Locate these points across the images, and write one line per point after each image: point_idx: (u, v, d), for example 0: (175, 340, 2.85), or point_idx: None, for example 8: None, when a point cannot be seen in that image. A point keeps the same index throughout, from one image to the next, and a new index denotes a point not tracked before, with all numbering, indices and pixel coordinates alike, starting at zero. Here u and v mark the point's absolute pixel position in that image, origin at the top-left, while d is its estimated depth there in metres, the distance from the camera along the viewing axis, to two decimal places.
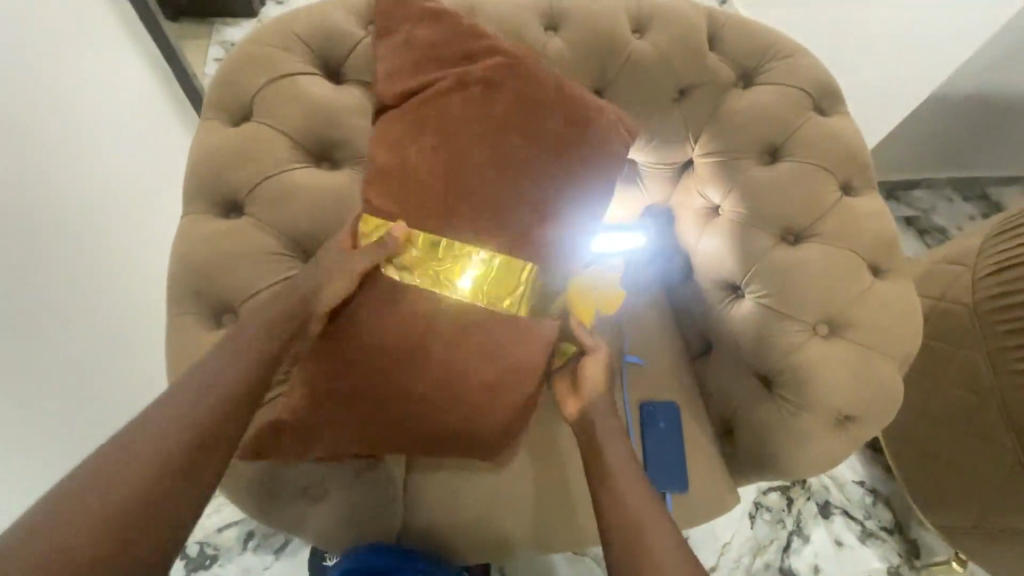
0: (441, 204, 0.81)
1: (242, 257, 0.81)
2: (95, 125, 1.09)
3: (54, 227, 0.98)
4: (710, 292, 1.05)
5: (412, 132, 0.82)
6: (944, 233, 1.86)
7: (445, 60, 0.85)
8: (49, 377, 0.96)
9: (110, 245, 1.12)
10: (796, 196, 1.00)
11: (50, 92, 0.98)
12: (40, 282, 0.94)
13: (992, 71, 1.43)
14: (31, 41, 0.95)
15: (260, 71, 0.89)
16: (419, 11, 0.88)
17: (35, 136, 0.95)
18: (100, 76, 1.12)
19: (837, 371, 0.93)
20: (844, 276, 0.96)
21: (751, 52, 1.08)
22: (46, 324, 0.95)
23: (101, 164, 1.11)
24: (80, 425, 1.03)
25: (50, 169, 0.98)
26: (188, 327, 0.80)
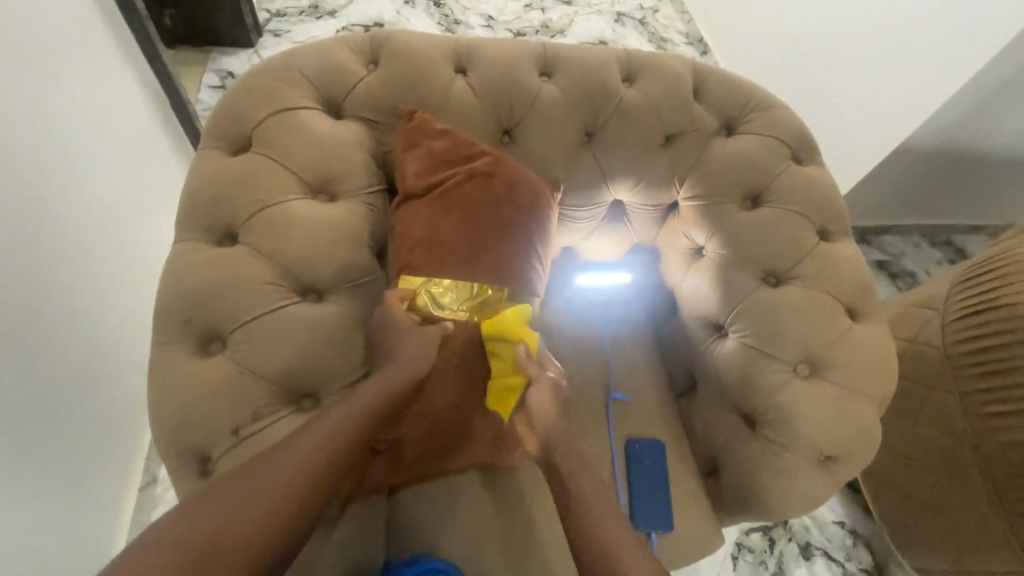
0: (441, 273, 0.83)
1: (235, 284, 0.80)
2: (86, 145, 1.09)
3: (38, 248, 0.96)
4: (696, 330, 1.08)
5: (436, 218, 0.85)
6: (914, 277, 1.94)
7: (461, 158, 0.90)
8: (43, 382, 0.97)
9: (90, 272, 1.10)
10: (777, 239, 1.04)
11: (41, 113, 0.98)
12: (39, 291, 0.96)
13: (954, 127, 1.54)
14: (31, 62, 0.96)
15: (264, 104, 0.91)
16: (432, 131, 0.92)
17: (33, 154, 0.96)
18: (96, 96, 1.14)
19: (821, 413, 0.94)
20: (822, 318, 0.99)
21: (733, 103, 1.15)
22: (42, 330, 0.97)
23: (102, 180, 1.14)
24: (69, 436, 1.03)
25: (57, 182, 1.01)
26: (174, 356, 0.78)
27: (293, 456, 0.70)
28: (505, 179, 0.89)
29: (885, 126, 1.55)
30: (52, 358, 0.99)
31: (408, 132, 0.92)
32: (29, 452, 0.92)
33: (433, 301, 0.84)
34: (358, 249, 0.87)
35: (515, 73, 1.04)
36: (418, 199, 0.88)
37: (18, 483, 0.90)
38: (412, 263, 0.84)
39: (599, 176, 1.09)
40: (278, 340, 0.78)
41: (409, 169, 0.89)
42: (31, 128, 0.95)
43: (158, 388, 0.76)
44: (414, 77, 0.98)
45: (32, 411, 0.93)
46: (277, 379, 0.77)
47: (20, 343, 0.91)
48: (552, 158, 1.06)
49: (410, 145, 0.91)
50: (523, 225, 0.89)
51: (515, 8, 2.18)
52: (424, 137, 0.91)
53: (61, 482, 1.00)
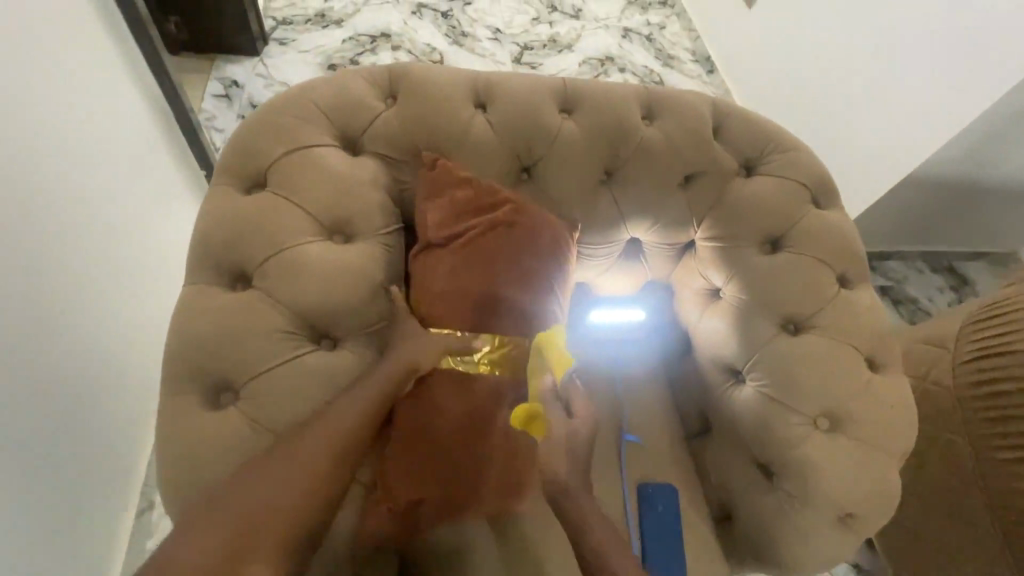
0: (466, 328, 0.82)
1: (246, 333, 0.77)
2: (83, 152, 1.07)
3: (35, 264, 0.94)
4: (712, 375, 1.07)
5: (460, 271, 0.83)
6: (916, 303, 1.94)
7: (483, 208, 0.86)
8: (42, 407, 0.95)
9: (87, 286, 1.08)
10: (797, 286, 1.03)
11: (37, 130, 0.95)
12: (37, 312, 0.94)
13: (962, 160, 1.54)
14: (25, 84, 0.93)
15: (280, 141, 0.89)
16: (455, 178, 0.89)
17: (26, 180, 0.92)
18: (94, 103, 1.11)
19: (840, 469, 0.92)
20: (844, 371, 0.97)
21: (753, 144, 1.13)
22: (40, 354, 0.94)
23: (102, 197, 1.13)
24: (68, 466, 1.01)
25: (54, 201, 0.99)
26: (183, 407, 0.75)
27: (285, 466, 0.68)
28: (529, 230, 0.87)
29: (897, 143, 1.55)
30: (47, 378, 0.96)
31: (432, 178, 0.89)
32: (25, 485, 0.90)
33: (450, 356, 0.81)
34: (374, 294, 0.84)
35: (534, 109, 1.02)
36: (440, 249, 0.85)
37: (10, 520, 0.87)
38: (436, 317, 0.83)
39: (617, 215, 1.07)
40: (292, 393, 0.75)
41: (430, 219, 0.86)
42: (25, 154, 0.92)
43: (166, 441, 0.74)
44: (435, 114, 0.96)
45: (28, 440, 0.91)
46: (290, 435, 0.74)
47: (16, 368, 0.89)
48: (570, 198, 1.04)
49: (433, 194, 0.88)
50: (547, 279, 0.87)
51: (522, 21, 2.16)
52: (446, 186, 0.88)
53: (57, 518, 0.98)
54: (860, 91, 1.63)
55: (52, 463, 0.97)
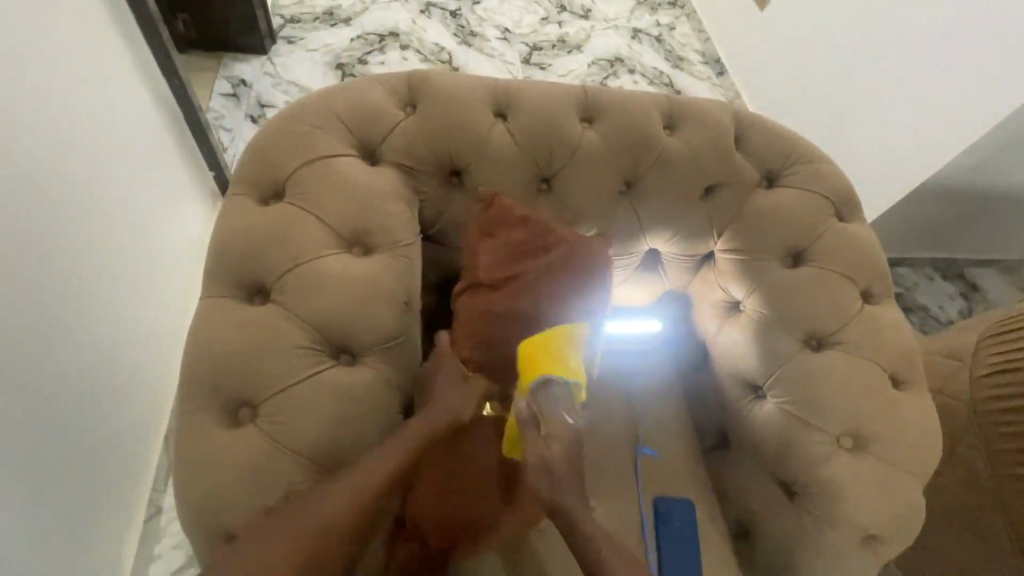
0: (504, 370, 0.83)
1: (266, 349, 0.76)
2: (90, 155, 1.05)
3: (43, 269, 0.92)
4: (732, 389, 1.05)
5: (507, 314, 0.83)
6: (926, 311, 1.90)
7: (538, 256, 0.85)
8: (49, 414, 0.93)
9: (96, 291, 1.06)
10: (820, 301, 1.01)
11: (44, 133, 0.93)
12: (47, 320, 0.93)
13: (978, 168, 1.52)
14: (32, 86, 0.91)
15: (299, 151, 0.87)
16: (513, 217, 0.88)
17: (34, 184, 0.91)
18: (102, 104, 1.09)
19: (864, 489, 0.91)
20: (869, 389, 0.96)
21: (775, 155, 1.11)
22: (49, 363, 0.93)
23: (111, 199, 1.11)
24: (79, 475, 1.00)
25: (63, 206, 0.97)
26: (201, 423, 0.74)
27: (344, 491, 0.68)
28: (580, 281, 0.86)
29: (911, 152, 1.52)
30: (56, 385, 0.94)
31: (490, 215, 0.89)
32: (35, 496, 0.89)
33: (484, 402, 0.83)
34: (394, 308, 0.82)
35: (555, 119, 1.00)
36: (488, 289, 0.84)
37: (19, 531, 0.85)
38: (476, 356, 0.83)
39: (636, 227, 1.06)
40: (312, 411, 0.74)
41: (481, 259, 0.86)
42: (32, 158, 0.90)
43: (184, 459, 0.72)
44: (456, 124, 0.94)
45: (37, 451, 0.89)
46: (310, 453, 0.73)
47: (25, 378, 0.88)
48: (591, 210, 1.02)
49: (487, 235, 0.87)
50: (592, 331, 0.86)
51: (531, 21, 2.14)
52: (503, 228, 0.87)
53: (69, 529, 0.97)
54: (875, 97, 1.61)
55: (62, 471, 0.95)
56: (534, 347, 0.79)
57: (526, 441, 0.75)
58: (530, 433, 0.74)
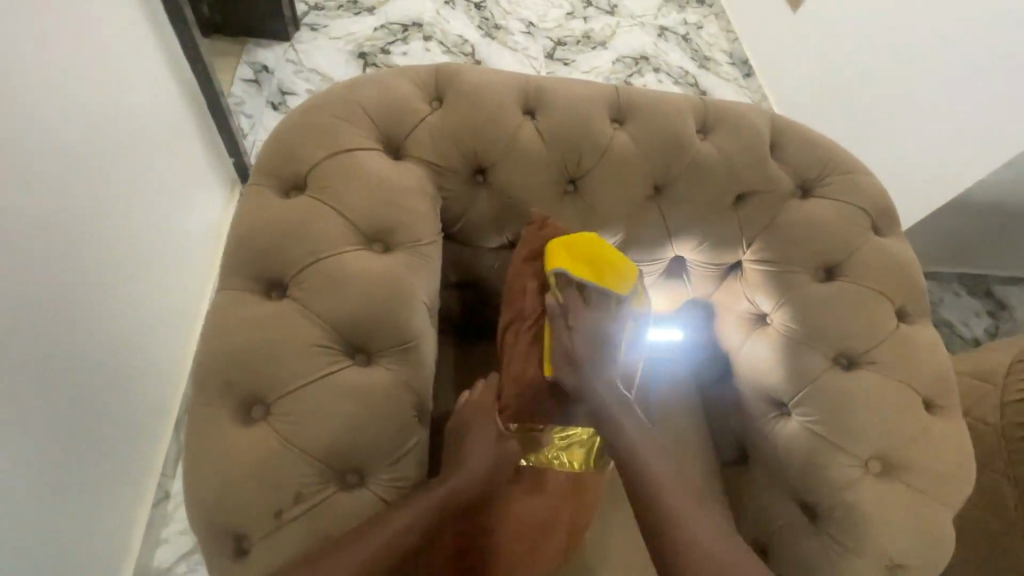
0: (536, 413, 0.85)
1: (280, 345, 0.74)
2: (112, 136, 1.04)
3: (57, 250, 0.91)
4: (755, 404, 1.01)
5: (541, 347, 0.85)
6: (952, 328, 1.84)
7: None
8: (60, 397, 0.92)
9: (113, 274, 1.05)
10: (853, 319, 0.97)
11: (66, 111, 0.92)
12: (61, 306, 0.91)
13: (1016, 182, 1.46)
14: (53, 63, 0.89)
15: (321, 142, 0.85)
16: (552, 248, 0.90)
17: (52, 168, 0.89)
18: (122, 84, 1.07)
19: (894, 518, 0.87)
20: (902, 414, 0.91)
21: (810, 164, 1.07)
22: (63, 350, 0.92)
23: (129, 181, 1.10)
24: (87, 460, 0.99)
25: (80, 190, 0.96)
26: (211, 420, 0.72)
27: (379, 537, 0.67)
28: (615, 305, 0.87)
29: (940, 163, 1.47)
30: (68, 367, 0.93)
31: (532, 245, 0.91)
32: (43, 480, 0.88)
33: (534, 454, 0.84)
34: (414, 307, 0.80)
35: (585, 118, 0.96)
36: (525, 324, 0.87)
37: (24, 514, 0.84)
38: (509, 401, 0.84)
39: (663, 233, 1.03)
40: (325, 411, 0.72)
41: (528, 281, 0.89)
42: (49, 140, 0.89)
43: (194, 455, 0.71)
44: (483, 120, 0.92)
45: (46, 437, 0.89)
46: (322, 456, 0.71)
47: (37, 363, 0.87)
48: (618, 214, 0.99)
49: (536, 256, 0.90)
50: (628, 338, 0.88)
51: (556, 15, 2.10)
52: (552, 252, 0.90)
53: (75, 516, 0.96)
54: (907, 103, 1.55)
55: (68, 456, 0.94)
56: (559, 245, 0.88)
57: (553, 331, 0.84)
58: (556, 324, 0.83)
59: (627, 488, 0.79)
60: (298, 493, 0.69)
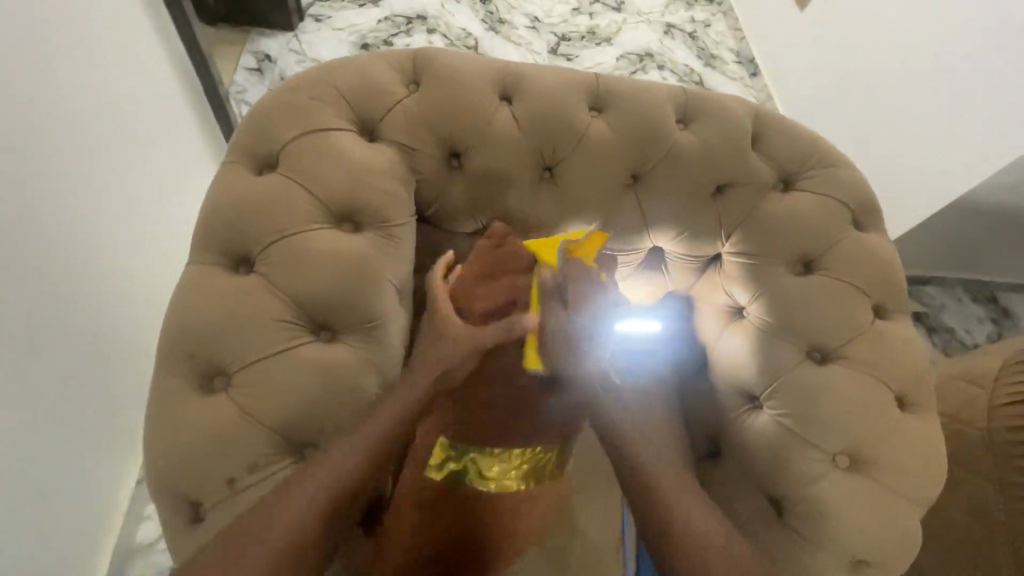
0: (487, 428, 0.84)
1: (243, 319, 0.75)
2: (110, 116, 1.06)
3: (54, 227, 0.94)
4: (728, 397, 1.01)
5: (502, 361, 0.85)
6: (953, 334, 1.81)
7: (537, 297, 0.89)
8: (53, 369, 0.94)
9: (107, 252, 1.07)
10: (829, 312, 0.96)
11: (61, 91, 0.94)
12: (52, 281, 0.93)
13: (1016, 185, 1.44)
14: (47, 41, 0.91)
15: (296, 122, 0.86)
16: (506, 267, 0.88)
17: (41, 147, 0.91)
18: (119, 66, 1.09)
19: (858, 513, 0.87)
20: (872, 409, 0.91)
21: (793, 157, 1.06)
22: (52, 324, 0.94)
23: (130, 163, 1.12)
24: (74, 432, 1.01)
25: (74, 168, 0.98)
26: (175, 389, 0.73)
27: (314, 483, 0.67)
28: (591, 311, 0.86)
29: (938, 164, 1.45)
30: (63, 340, 0.96)
31: (483, 263, 0.87)
32: (32, 448, 0.91)
33: (477, 471, 0.83)
34: (381, 286, 0.81)
35: (562, 105, 0.96)
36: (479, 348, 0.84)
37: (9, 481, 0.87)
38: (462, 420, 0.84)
39: (640, 222, 1.02)
40: (284, 384, 0.73)
41: (479, 301, 0.85)
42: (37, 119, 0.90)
43: (157, 422, 0.72)
44: (459, 104, 0.92)
45: (34, 408, 0.91)
46: (279, 428, 0.72)
47: (31, 336, 0.89)
48: (593, 202, 0.99)
49: (486, 276, 0.87)
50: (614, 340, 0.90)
51: (562, 11, 2.09)
52: (507, 271, 0.88)
53: (61, 485, 0.98)
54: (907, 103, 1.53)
55: (56, 428, 0.96)
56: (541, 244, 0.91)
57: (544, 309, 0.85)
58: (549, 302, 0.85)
59: (624, 485, 0.81)
60: (252, 462, 0.71)
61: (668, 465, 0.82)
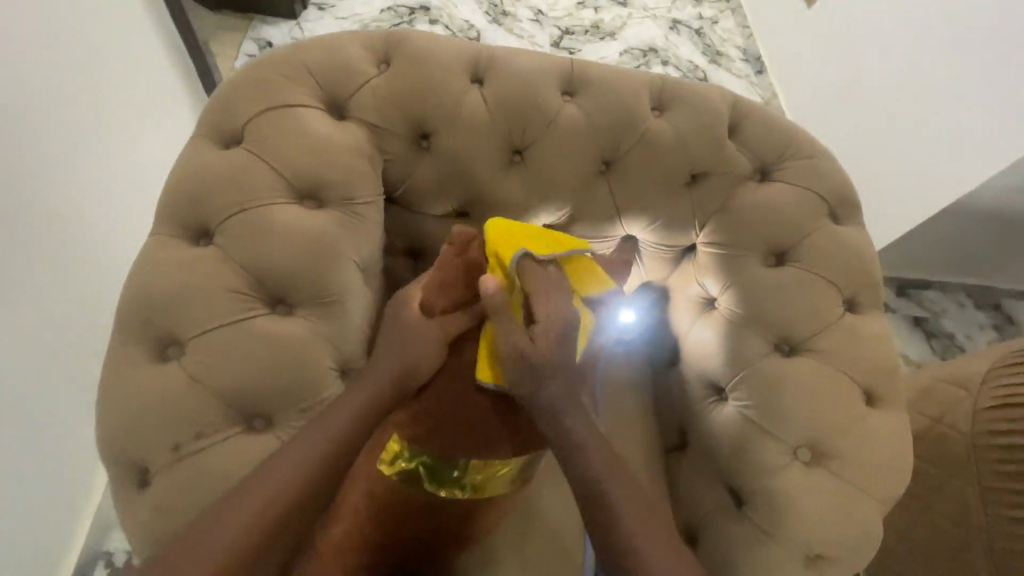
0: (446, 444, 0.78)
1: (198, 288, 0.76)
2: (88, 91, 1.08)
3: (29, 197, 0.96)
4: (695, 387, 1.00)
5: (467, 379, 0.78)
6: (952, 339, 1.78)
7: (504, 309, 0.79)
8: (25, 337, 0.96)
9: (84, 225, 1.09)
10: (798, 303, 0.95)
11: (35, 63, 0.96)
12: (24, 250, 0.95)
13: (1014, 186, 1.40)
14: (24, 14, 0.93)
15: (262, 97, 0.87)
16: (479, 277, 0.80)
17: (10, 117, 0.92)
18: (100, 42, 1.11)
19: (816, 505, 0.86)
20: (837, 401, 0.89)
21: (770, 147, 1.05)
22: (22, 291, 0.95)
23: (106, 138, 1.13)
24: (52, 399, 1.03)
25: (46, 139, 0.99)
26: (130, 356, 0.74)
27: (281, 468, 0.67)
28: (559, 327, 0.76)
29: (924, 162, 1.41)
30: (34, 309, 0.98)
31: (455, 271, 0.79)
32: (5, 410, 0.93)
33: (431, 475, 0.79)
34: (342, 263, 0.82)
35: (533, 88, 0.96)
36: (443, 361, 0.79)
37: None
38: (419, 432, 0.78)
39: (610, 209, 1.01)
40: (235, 354, 0.74)
41: (444, 309, 0.79)
42: (9, 91, 0.91)
43: (109, 387, 0.73)
44: (427, 84, 0.92)
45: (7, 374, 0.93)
46: (228, 396, 0.73)
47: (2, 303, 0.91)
48: (564, 187, 0.98)
49: (453, 285, 0.79)
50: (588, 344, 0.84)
51: (567, 4, 2.05)
52: (469, 283, 0.80)
53: (37, 449, 1.01)
54: None
55: (29, 394, 0.98)
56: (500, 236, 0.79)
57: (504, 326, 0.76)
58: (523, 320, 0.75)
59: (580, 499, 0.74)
60: (199, 429, 0.71)
61: (632, 486, 0.74)
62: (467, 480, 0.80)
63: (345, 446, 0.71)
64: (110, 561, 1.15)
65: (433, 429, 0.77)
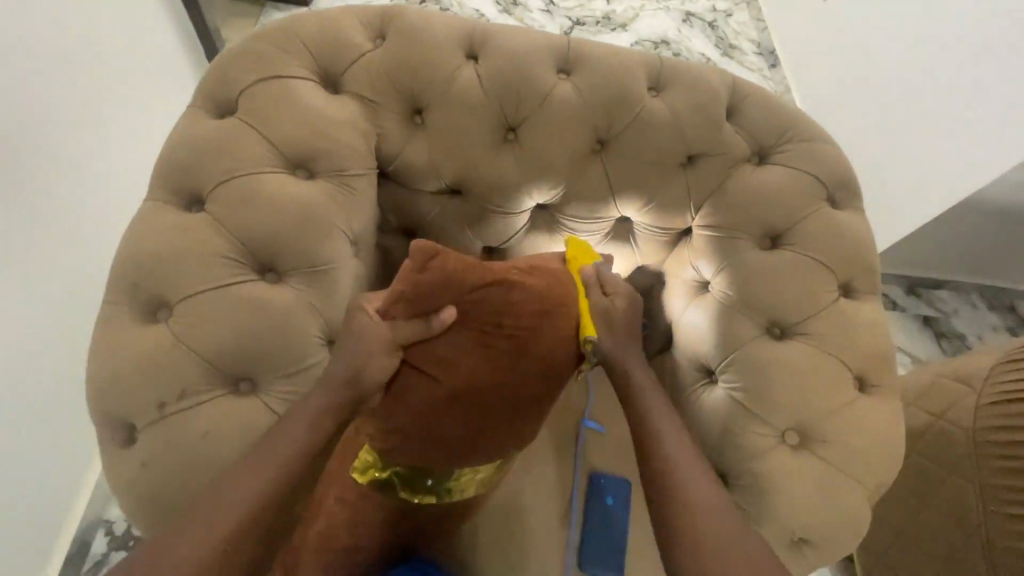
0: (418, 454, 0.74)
1: (187, 253, 0.77)
2: (90, 65, 1.10)
3: (31, 168, 0.98)
4: (686, 370, 0.99)
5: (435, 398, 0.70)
6: (963, 340, 1.74)
7: (488, 321, 0.71)
8: (25, 303, 0.99)
9: (84, 198, 1.11)
10: (791, 288, 0.93)
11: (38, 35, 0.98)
12: (26, 217, 0.97)
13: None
14: None
15: (258, 69, 0.87)
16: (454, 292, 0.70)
17: (14, 86, 0.94)
18: (103, 18, 1.13)
19: (801, 489, 0.85)
20: (826, 385, 0.88)
21: (769, 130, 1.03)
22: (23, 257, 0.97)
23: (107, 112, 1.15)
24: (56, 367, 1.07)
25: (49, 110, 1.01)
26: (120, 318, 0.76)
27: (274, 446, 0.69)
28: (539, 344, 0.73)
29: None
30: (34, 276, 1.00)
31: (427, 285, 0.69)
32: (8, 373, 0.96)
33: (404, 482, 0.78)
34: (330, 233, 0.82)
35: (528, 66, 0.96)
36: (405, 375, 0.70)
37: None
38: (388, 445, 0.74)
39: (605, 189, 1.01)
40: (220, 319, 0.75)
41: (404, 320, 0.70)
42: (12, 61, 0.93)
43: (100, 347, 0.75)
44: (421, 60, 0.92)
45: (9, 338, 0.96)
46: (212, 359, 0.74)
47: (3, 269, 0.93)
48: (557, 166, 0.98)
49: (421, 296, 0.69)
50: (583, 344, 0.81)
51: None
52: (439, 298, 0.70)
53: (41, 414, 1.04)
54: None
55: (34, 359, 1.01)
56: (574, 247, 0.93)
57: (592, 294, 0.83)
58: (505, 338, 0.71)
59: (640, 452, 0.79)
60: (182, 390, 0.72)
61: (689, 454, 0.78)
62: (442, 486, 0.79)
63: (325, 411, 0.71)
64: (109, 528, 1.19)
65: (403, 443, 0.72)
